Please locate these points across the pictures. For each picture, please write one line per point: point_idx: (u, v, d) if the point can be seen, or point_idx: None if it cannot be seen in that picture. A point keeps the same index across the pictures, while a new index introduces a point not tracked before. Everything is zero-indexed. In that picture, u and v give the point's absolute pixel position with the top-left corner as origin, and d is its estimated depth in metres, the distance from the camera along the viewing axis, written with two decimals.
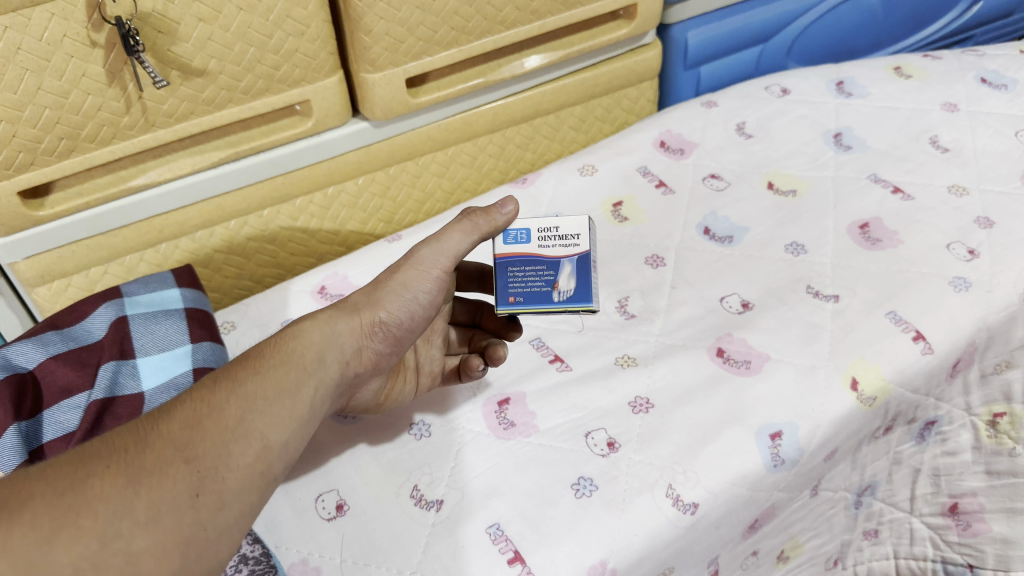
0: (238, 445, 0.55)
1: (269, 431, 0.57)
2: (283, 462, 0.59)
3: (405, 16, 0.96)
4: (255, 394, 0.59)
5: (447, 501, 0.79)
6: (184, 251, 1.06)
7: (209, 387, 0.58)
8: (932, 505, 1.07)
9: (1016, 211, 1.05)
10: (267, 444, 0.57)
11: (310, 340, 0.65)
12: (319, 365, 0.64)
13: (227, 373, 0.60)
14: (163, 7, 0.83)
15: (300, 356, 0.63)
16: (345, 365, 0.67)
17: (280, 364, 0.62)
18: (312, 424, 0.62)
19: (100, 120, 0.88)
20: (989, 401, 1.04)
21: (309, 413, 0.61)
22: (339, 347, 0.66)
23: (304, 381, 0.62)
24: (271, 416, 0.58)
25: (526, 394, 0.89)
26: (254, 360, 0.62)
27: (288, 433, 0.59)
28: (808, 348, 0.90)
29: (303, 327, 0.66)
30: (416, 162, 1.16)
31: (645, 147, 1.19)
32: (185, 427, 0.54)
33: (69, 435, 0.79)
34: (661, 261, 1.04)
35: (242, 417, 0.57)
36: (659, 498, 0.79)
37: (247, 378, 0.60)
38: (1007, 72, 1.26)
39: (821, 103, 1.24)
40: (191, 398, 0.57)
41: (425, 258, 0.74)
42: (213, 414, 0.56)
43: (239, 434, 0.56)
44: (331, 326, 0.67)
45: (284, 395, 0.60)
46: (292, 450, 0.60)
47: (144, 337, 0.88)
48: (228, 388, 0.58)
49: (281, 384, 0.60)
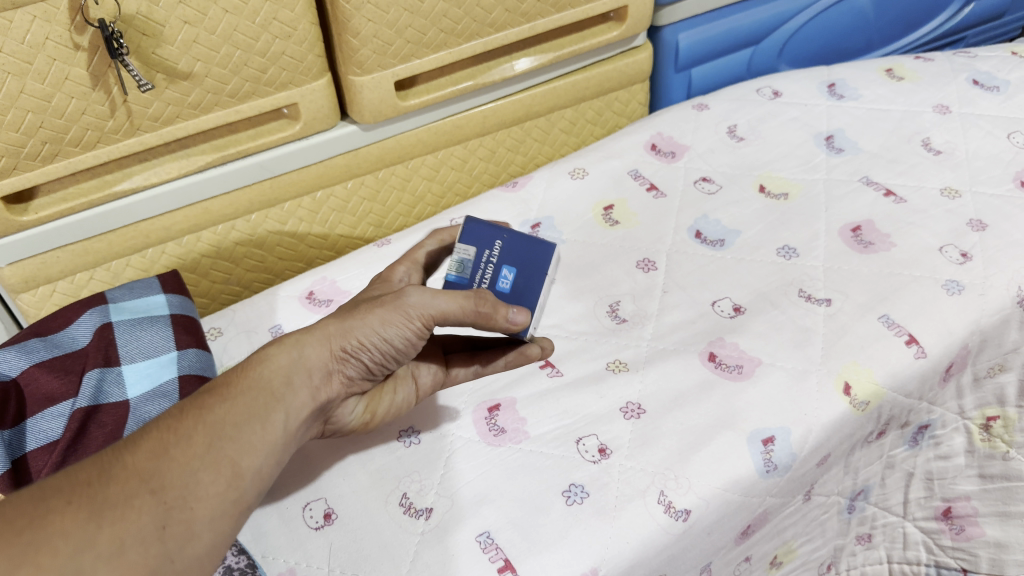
0: (207, 473, 0.55)
1: (239, 457, 0.57)
2: (257, 489, 0.58)
3: (393, 18, 0.95)
4: (223, 420, 0.58)
5: (436, 509, 0.78)
6: (171, 256, 1.05)
7: (175, 416, 0.57)
8: (926, 510, 1.06)
9: (1008, 213, 1.05)
10: (238, 471, 0.56)
11: (276, 365, 0.63)
12: (287, 392, 0.63)
13: (195, 401, 0.59)
14: (148, 9, 0.82)
15: (267, 382, 0.62)
16: (314, 390, 0.65)
17: (247, 390, 0.60)
18: (285, 448, 0.61)
19: (83, 124, 0.86)
20: (982, 404, 1.03)
21: (280, 438, 0.60)
22: (308, 373, 0.64)
23: (274, 407, 0.61)
24: (241, 443, 0.57)
25: (516, 400, 0.88)
26: (222, 387, 0.61)
27: (259, 459, 0.58)
28: (800, 352, 0.90)
29: (269, 352, 0.64)
30: (406, 165, 1.15)
31: (636, 150, 1.18)
32: (151, 457, 0.53)
33: (53, 444, 0.78)
34: (653, 265, 1.03)
35: (211, 444, 0.56)
36: (651, 505, 0.78)
37: (214, 405, 0.59)
38: (999, 73, 1.26)
39: (813, 105, 1.23)
40: (157, 427, 0.56)
41: (409, 301, 0.68)
42: (181, 442, 0.55)
43: (208, 462, 0.55)
44: (299, 350, 0.65)
45: (253, 422, 0.59)
46: (266, 476, 0.59)
47: (129, 344, 0.87)
48: (196, 416, 0.57)
49: (249, 409, 0.59)
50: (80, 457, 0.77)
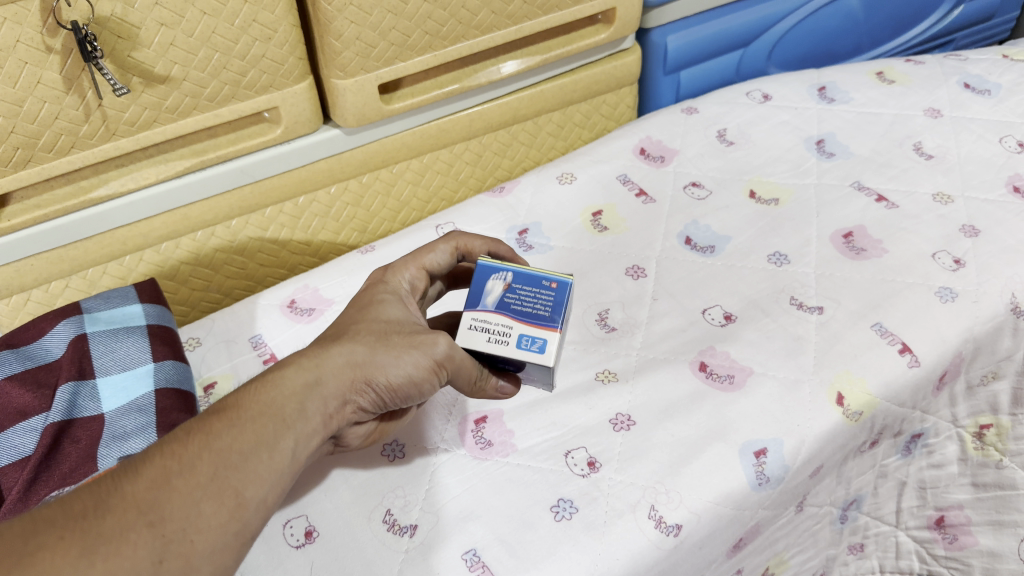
0: (209, 504, 0.52)
1: (244, 487, 0.54)
2: (263, 517, 0.56)
3: (377, 20, 0.93)
4: (229, 448, 0.55)
5: (421, 526, 0.76)
6: (149, 263, 1.02)
7: (180, 440, 0.55)
8: (919, 518, 1.05)
9: (1002, 219, 1.03)
10: (242, 502, 0.54)
11: (290, 389, 0.60)
12: (300, 418, 0.59)
13: (201, 425, 0.56)
14: (123, 11, 0.80)
15: (279, 408, 0.58)
16: (327, 419, 0.62)
17: (257, 415, 0.57)
18: (292, 477, 0.58)
19: (57, 129, 0.84)
20: (976, 412, 1.02)
21: (289, 466, 0.57)
22: (324, 402, 0.61)
23: (284, 434, 0.58)
24: (247, 471, 0.55)
25: (504, 411, 0.86)
26: (231, 409, 0.58)
27: (266, 489, 0.55)
28: (792, 361, 0.88)
29: (285, 373, 0.61)
30: (391, 170, 1.13)
31: (625, 155, 1.16)
32: (151, 487, 0.51)
33: (25, 460, 0.75)
34: (642, 272, 1.01)
35: (216, 473, 0.53)
36: (642, 520, 0.76)
37: (222, 430, 0.56)
38: (991, 76, 1.24)
39: (803, 108, 1.22)
40: (160, 453, 0.54)
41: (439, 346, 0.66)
42: (184, 471, 0.53)
43: (211, 492, 0.52)
44: (318, 374, 0.62)
45: (261, 449, 0.56)
46: (272, 505, 0.56)
47: (105, 357, 0.84)
48: (201, 442, 0.55)
49: (258, 437, 0.56)
50: (53, 474, 0.74)
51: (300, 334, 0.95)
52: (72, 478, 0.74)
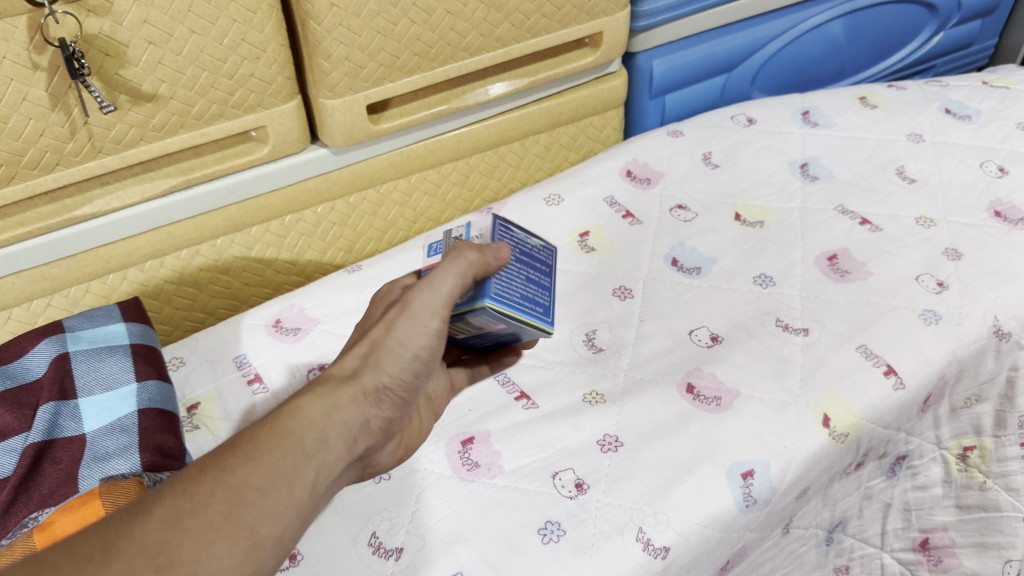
0: (223, 545, 0.47)
1: (261, 525, 0.49)
2: (277, 558, 0.50)
3: (366, 41, 0.93)
4: (245, 483, 0.49)
5: (407, 549, 0.76)
6: (133, 282, 1.01)
7: (191, 476, 0.49)
8: (904, 540, 1.04)
9: (983, 243, 1.04)
10: (258, 541, 0.48)
11: (310, 418, 0.55)
12: (321, 448, 0.54)
13: (213, 459, 0.50)
14: (111, 29, 0.80)
15: (297, 439, 0.53)
16: (352, 443, 0.57)
17: (275, 447, 0.52)
18: (312, 514, 0.53)
19: (42, 146, 0.83)
20: (959, 434, 1.04)
21: (309, 501, 0.52)
22: (344, 425, 0.57)
23: (305, 467, 0.52)
24: (264, 508, 0.49)
25: (491, 432, 0.86)
26: (247, 443, 0.52)
27: (283, 527, 0.50)
28: (779, 383, 0.88)
29: (300, 402, 0.56)
30: (378, 190, 1.13)
31: (611, 176, 1.17)
32: (162, 526, 0.45)
33: (5, 481, 0.74)
34: (629, 293, 1.02)
35: (230, 511, 0.48)
36: (630, 543, 0.75)
37: (237, 464, 0.50)
38: (971, 103, 1.26)
39: (787, 132, 1.23)
40: (171, 489, 0.48)
41: (420, 308, 0.64)
42: (197, 510, 0.47)
43: (225, 532, 0.47)
44: (333, 400, 0.57)
45: (279, 482, 0.51)
46: (287, 542, 0.51)
47: (88, 376, 0.83)
48: (215, 477, 0.49)
49: (275, 470, 0.51)
50: (33, 495, 0.73)
51: (285, 354, 0.95)
52: (52, 499, 0.72)
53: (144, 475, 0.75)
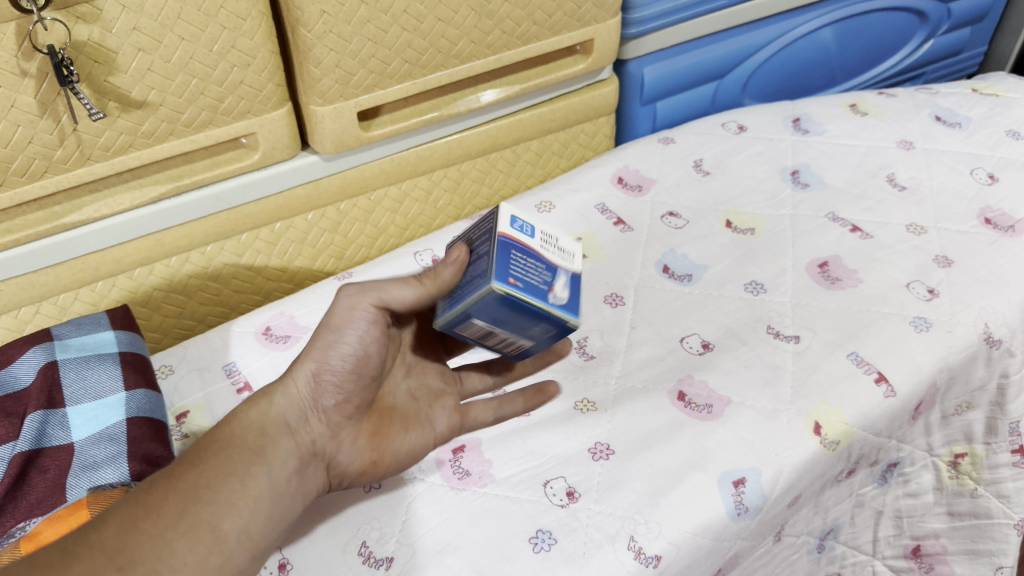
0: (182, 541, 0.57)
1: (218, 521, 0.59)
2: (247, 550, 0.60)
3: (356, 48, 0.93)
4: (194, 486, 0.59)
5: (397, 559, 0.75)
6: (121, 289, 1.01)
7: (145, 490, 0.59)
8: (895, 548, 1.05)
9: (973, 250, 1.05)
10: (218, 535, 0.58)
11: (247, 423, 0.65)
12: (264, 445, 0.64)
13: (165, 474, 0.61)
14: (100, 36, 0.79)
15: (238, 442, 0.63)
16: (296, 436, 0.66)
17: (219, 454, 0.62)
18: (274, 504, 0.63)
19: (31, 153, 0.83)
20: (951, 441, 1.04)
21: (263, 492, 0.62)
22: (282, 421, 0.66)
23: (252, 463, 0.63)
24: (214, 504, 0.59)
25: (482, 440, 0.85)
26: (195, 454, 0.62)
27: (240, 520, 0.60)
28: (770, 391, 0.88)
29: (240, 412, 0.66)
30: (369, 197, 1.12)
31: (602, 184, 1.17)
32: (119, 532, 0.55)
33: None
34: (620, 300, 1.02)
35: (185, 511, 0.58)
36: (621, 552, 0.75)
37: (185, 471, 0.60)
38: (961, 110, 1.27)
39: (778, 139, 1.23)
40: (127, 501, 0.58)
41: (347, 303, 0.69)
42: (152, 515, 0.57)
43: (182, 531, 0.57)
44: (269, 400, 0.67)
45: (227, 481, 0.61)
46: (255, 536, 0.61)
47: (76, 385, 0.83)
48: (166, 485, 0.59)
49: (221, 470, 0.61)
50: (19, 506, 0.72)
51: (274, 362, 0.94)
52: (39, 510, 0.71)
53: (131, 486, 0.74)
